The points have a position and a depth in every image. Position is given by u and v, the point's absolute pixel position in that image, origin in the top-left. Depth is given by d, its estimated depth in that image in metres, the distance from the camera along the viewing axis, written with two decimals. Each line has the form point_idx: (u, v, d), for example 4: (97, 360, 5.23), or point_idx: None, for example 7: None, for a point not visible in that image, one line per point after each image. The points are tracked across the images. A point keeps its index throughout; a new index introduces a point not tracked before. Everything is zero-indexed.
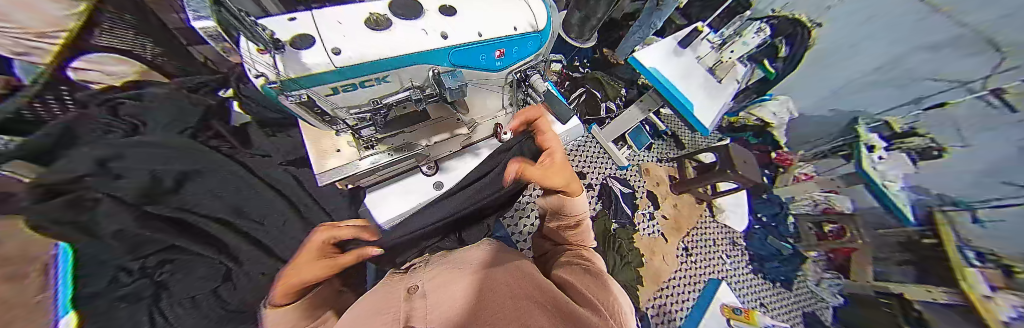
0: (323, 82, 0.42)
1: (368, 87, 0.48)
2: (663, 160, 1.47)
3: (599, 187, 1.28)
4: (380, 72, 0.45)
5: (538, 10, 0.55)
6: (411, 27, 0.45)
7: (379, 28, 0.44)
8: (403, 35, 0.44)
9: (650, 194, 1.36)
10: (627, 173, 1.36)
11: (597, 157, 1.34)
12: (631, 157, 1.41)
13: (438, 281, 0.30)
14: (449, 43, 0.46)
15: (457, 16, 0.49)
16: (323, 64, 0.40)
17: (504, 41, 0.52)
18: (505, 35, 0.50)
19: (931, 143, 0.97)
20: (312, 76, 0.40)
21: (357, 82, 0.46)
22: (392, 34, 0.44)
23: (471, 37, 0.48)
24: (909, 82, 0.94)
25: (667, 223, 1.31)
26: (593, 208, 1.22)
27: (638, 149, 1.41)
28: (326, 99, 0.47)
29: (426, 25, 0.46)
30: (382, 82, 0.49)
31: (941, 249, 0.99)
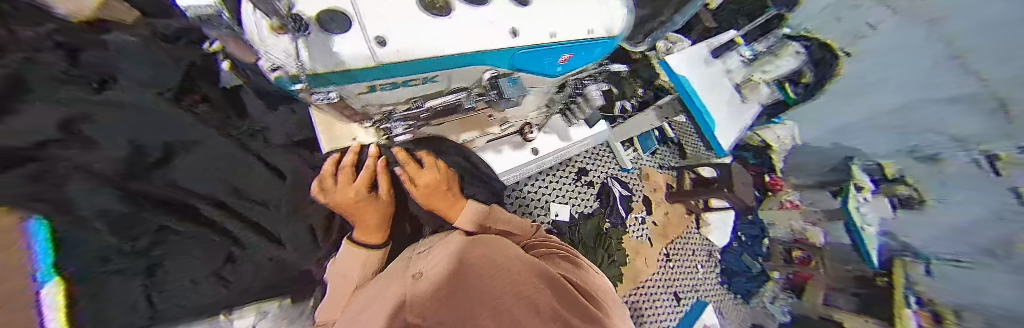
0: (358, 80, 0.34)
1: (411, 85, 0.43)
2: (664, 167, 1.48)
3: (600, 185, 1.29)
4: (433, 70, 0.39)
5: (612, 8, 0.49)
6: (478, 17, 0.37)
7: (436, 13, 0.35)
8: (469, 26, 0.36)
9: (646, 200, 1.40)
10: (628, 175, 1.38)
11: (603, 155, 1.34)
12: (635, 161, 1.41)
13: (439, 263, 0.30)
14: (517, 44, 0.40)
15: (529, 8, 0.41)
16: (366, 58, 0.30)
17: (574, 46, 0.46)
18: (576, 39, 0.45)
19: (914, 191, 0.99)
20: (348, 72, 0.32)
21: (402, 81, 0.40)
22: (456, 24, 0.36)
23: (543, 38, 0.42)
24: (915, 132, 0.87)
25: (656, 229, 1.37)
26: (591, 206, 1.25)
27: (643, 153, 1.41)
28: (357, 96, 0.41)
29: (495, 15, 0.38)
30: (429, 81, 0.43)
31: (890, 290, 1.14)
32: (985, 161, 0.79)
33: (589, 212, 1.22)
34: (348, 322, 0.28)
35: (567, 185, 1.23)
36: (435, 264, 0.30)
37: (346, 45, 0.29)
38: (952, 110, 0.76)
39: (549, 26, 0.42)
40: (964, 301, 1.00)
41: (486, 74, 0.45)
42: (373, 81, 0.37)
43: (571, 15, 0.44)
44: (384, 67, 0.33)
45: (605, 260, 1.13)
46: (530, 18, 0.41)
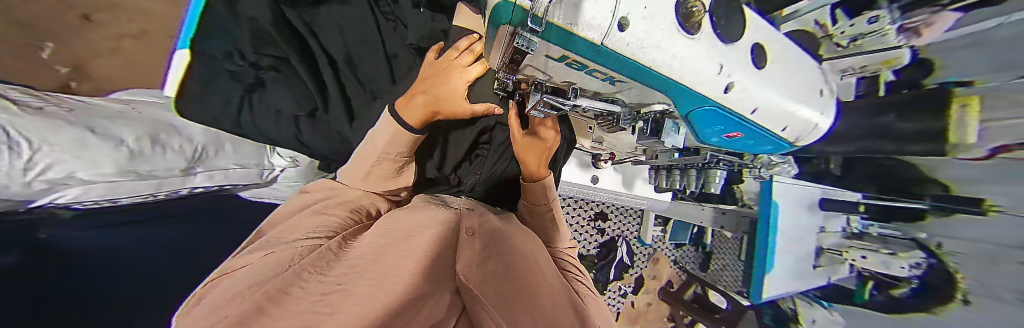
0: (561, 46, 0.19)
1: (585, 74, 0.24)
2: (678, 265, 1.35)
3: (609, 238, 1.24)
4: (627, 79, 0.22)
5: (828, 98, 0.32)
6: (729, 58, 0.21)
7: (695, 25, 0.19)
8: (715, 65, 0.20)
9: (639, 279, 1.32)
10: (640, 247, 1.30)
11: (628, 215, 1.27)
12: (655, 239, 1.31)
13: (483, 237, 0.31)
14: (747, 119, 0.25)
15: (774, 75, 0.24)
16: (619, 38, 0.17)
17: (770, 147, 0.31)
18: (788, 139, 0.29)
19: None
20: (572, 39, 0.17)
21: (584, 69, 0.22)
22: (705, 52, 0.20)
23: (772, 123, 0.26)
24: None
25: (630, 310, 1.30)
26: (588, 250, 1.21)
27: (669, 240, 1.28)
28: (501, 55, 0.24)
29: (744, 65, 0.22)
30: (604, 82, 0.25)
31: None
32: None
33: (582, 254, 1.19)
34: (382, 230, 0.30)
35: (581, 218, 1.19)
36: (483, 239, 0.30)
37: (600, 11, 0.16)
38: None
39: (791, 116, 0.26)
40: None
41: (660, 106, 0.29)
42: (549, 48, 0.20)
43: (811, 88, 0.27)
44: (600, 52, 0.18)
45: None
46: (787, 80, 0.25)
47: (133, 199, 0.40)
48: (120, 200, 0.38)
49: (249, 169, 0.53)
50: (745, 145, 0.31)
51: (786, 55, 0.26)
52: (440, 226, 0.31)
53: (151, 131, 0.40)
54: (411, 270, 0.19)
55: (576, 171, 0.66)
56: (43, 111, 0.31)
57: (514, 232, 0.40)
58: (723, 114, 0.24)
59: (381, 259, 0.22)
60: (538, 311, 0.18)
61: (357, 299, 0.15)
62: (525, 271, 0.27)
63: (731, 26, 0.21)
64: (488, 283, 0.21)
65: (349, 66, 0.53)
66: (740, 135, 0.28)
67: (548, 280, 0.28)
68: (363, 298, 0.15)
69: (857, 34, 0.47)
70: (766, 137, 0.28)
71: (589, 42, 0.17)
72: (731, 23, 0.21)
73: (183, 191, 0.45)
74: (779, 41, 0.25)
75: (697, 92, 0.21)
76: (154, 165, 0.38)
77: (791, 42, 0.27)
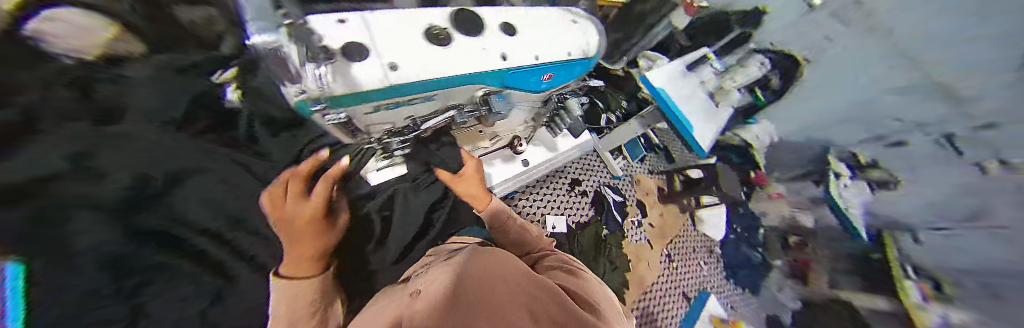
0: (373, 101, 0.35)
1: (414, 105, 0.43)
2: (654, 172, 1.55)
3: (594, 193, 1.33)
4: (432, 92, 0.40)
5: (591, 38, 0.58)
6: (472, 46, 0.41)
7: (438, 45, 0.38)
8: (463, 57, 0.39)
9: (640, 203, 1.43)
10: (620, 182, 1.43)
11: (593, 165, 1.40)
12: (625, 168, 1.47)
13: (439, 281, 0.29)
14: (509, 66, 0.44)
15: (515, 37, 0.46)
16: (378, 81, 0.32)
17: (555, 66, 0.52)
18: (558, 61, 0.51)
19: (889, 176, 0.89)
20: (362, 94, 0.32)
21: (408, 100, 0.40)
22: (452, 54, 0.39)
23: (530, 60, 0.46)
24: (876, 120, 0.84)
25: (654, 232, 1.38)
26: (587, 214, 1.26)
27: (632, 160, 1.47)
28: (364, 118, 0.40)
29: (486, 44, 0.43)
30: (428, 100, 0.43)
31: None
32: None
33: (585, 222, 1.23)
34: None
35: (562, 196, 1.26)
36: (435, 284, 0.29)
37: (368, 72, 0.32)
38: None
39: (535, 51, 0.48)
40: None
41: (479, 92, 0.47)
42: (368, 105, 0.36)
43: (545, 38, 0.50)
44: (394, 89, 0.35)
45: (606, 268, 1.13)
46: (508, 45, 0.45)
47: None
48: None
49: None
50: (527, 83, 0.51)
51: (513, 31, 0.47)
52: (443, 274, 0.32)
53: None
54: None
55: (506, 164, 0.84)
56: None
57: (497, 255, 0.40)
58: (494, 73, 0.43)
59: None
60: (468, 306, 0.19)
61: None
62: (478, 278, 0.27)
63: (464, 36, 0.42)
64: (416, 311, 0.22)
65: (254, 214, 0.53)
66: (518, 75, 0.47)
67: (511, 279, 0.27)
68: None
69: None
70: (533, 68, 0.47)
71: (380, 89, 0.33)
72: (444, 38, 0.39)
73: None
74: (492, 28, 0.45)
75: (466, 75, 0.40)
76: None
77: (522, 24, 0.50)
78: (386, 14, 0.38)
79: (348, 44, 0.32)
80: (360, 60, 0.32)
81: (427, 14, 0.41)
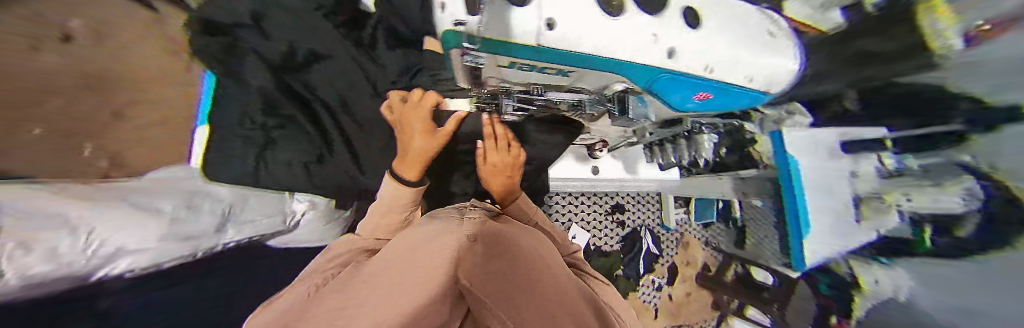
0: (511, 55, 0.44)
1: (544, 71, 0.50)
2: (711, 245, 1.30)
3: (631, 230, 1.19)
4: (566, 64, 0.44)
5: (786, 60, 0.44)
6: (641, 28, 0.39)
7: (614, 9, 0.38)
8: (626, 36, 0.39)
9: (673, 267, 1.26)
10: (666, 235, 1.25)
11: (647, 203, 1.23)
12: (681, 223, 1.27)
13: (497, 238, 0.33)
14: (666, 65, 0.41)
15: (698, 31, 0.41)
16: (528, 36, 0.39)
17: (716, 86, 0.45)
18: (725, 80, 0.43)
19: None
20: (509, 43, 0.41)
21: (540, 67, 0.47)
22: (621, 28, 0.38)
23: (695, 67, 0.42)
24: None
25: (670, 302, 1.23)
26: (612, 247, 1.16)
27: (694, 220, 1.26)
28: (498, 68, 0.52)
29: (660, 31, 0.39)
30: (558, 71, 0.49)
31: None
32: None
33: (608, 252, 1.14)
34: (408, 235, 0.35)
35: (598, 214, 1.16)
36: (495, 239, 0.32)
37: (527, 21, 0.38)
38: None
39: (709, 59, 0.42)
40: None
41: (617, 85, 0.52)
42: (501, 59, 0.46)
43: (729, 40, 0.42)
44: (537, 48, 0.41)
45: None
46: (684, 37, 0.40)
47: (172, 263, 0.40)
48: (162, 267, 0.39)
49: (274, 218, 0.61)
50: (672, 95, 0.47)
51: (699, 18, 0.42)
52: (505, 239, 0.33)
53: (186, 198, 0.44)
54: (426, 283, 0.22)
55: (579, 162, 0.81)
56: (105, 183, 0.34)
57: (535, 242, 0.38)
58: (646, 66, 0.41)
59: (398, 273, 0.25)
60: (543, 303, 0.22)
61: (372, 315, 0.18)
62: (534, 260, 0.30)
63: (645, 8, 0.39)
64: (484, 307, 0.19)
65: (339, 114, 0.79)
66: (676, 77, 0.43)
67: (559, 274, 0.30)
68: (378, 314, 0.18)
69: None
70: (694, 76, 0.43)
71: (525, 44, 0.40)
72: (616, 6, 0.38)
73: (220, 247, 0.49)
74: (676, 10, 0.40)
75: (618, 58, 0.41)
76: (191, 226, 0.43)
77: (710, 10, 0.42)
78: None
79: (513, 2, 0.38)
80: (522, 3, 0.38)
81: None
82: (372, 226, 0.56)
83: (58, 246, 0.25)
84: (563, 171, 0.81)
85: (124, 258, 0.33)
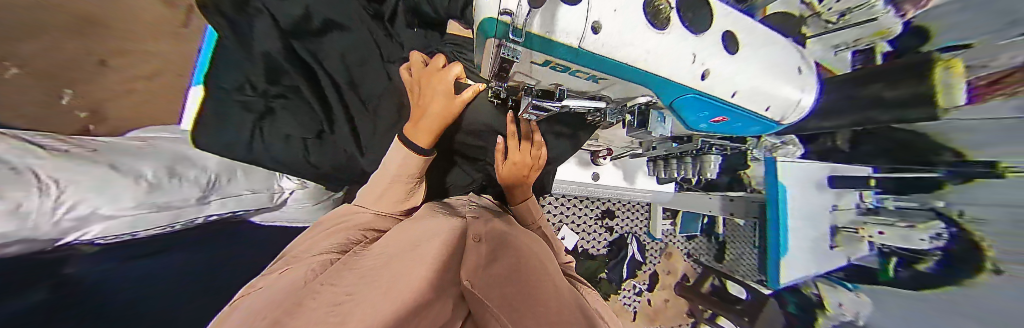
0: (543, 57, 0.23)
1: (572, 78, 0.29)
2: (692, 257, 1.34)
3: (618, 236, 1.22)
4: (608, 76, 0.26)
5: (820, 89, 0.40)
6: (690, 46, 0.25)
7: (663, 20, 0.23)
8: (681, 55, 0.24)
9: (654, 274, 1.30)
10: (651, 243, 1.28)
11: (637, 211, 1.26)
12: (666, 234, 1.30)
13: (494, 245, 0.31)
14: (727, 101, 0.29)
15: (743, 56, 0.29)
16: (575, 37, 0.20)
17: (761, 125, 0.36)
18: (775, 119, 0.34)
19: None
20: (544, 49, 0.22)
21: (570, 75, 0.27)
22: (671, 48, 0.23)
23: (753, 106, 0.31)
24: None
25: (648, 307, 1.28)
26: (599, 250, 1.19)
27: (680, 233, 1.29)
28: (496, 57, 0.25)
29: (717, 54, 0.26)
30: (590, 80, 0.30)
31: None
32: None
33: (594, 254, 1.17)
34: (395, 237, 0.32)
35: (588, 217, 1.17)
36: (491, 246, 0.30)
37: (573, 20, 0.19)
38: None
39: (771, 98, 0.31)
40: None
41: (643, 98, 0.34)
42: (534, 55, 0.24)
43: (785, 69, 0.32)
44: (579, 54, 0.22)
45: None
46: (741, 70, 0.28)
47: (150, 231, 0.46)
48: (139, 233, 0.43)
49: (259, 194, 0.61)
50: (713, 125, 0.36)
51: (750, 36, 0.30)
52: (501, 246, 0.30)
53: (169, 164, 0.47)
54: (419, 278, 0.19)
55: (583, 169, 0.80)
56: (70, 153, 0.35)
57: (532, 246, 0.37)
58: (703, 99, 0.29)
59: (385, 271, 0.22)
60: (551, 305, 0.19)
61: (365, 306, 0.15)
62: (533, 266, 0.28)
63: (696, 19, 0.25)
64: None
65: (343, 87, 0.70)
66: (725, 118, 0.34)
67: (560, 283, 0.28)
68: (370, 305, 0.15)
69: (843, 10, 0.55)
70: (749, 116, 0.33)
71: (568, 47, 0.21)
72: (661, 12, 0.23)
73: (202, 219, 0.53)
74: (716, 31, 0.27)
75: (674, 81, 0.26)
76: (172, 196, 0.45)
77: (755, 22, 0.31)
78: None
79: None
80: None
81: None
82: (373, 197, 0.47)
83: (25, 205, 0.27)
84: (566, 176, 0.80)
85: (97, 225, 0.35)
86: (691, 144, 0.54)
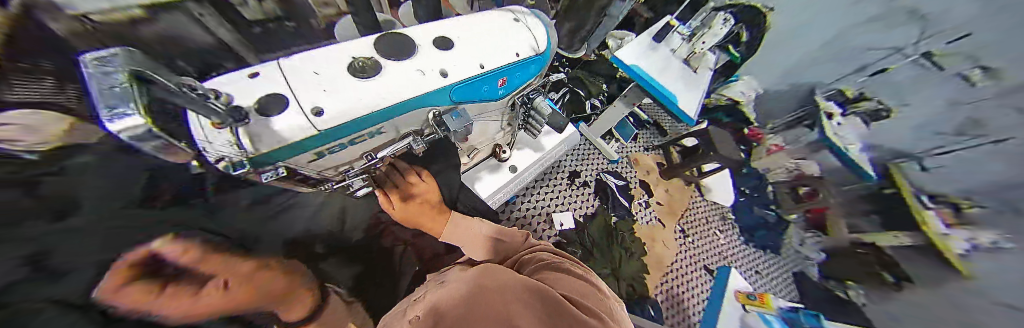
0: (302, 151, 0.38)
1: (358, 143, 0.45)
2: (650, 149, 1.54)
3: (595, 183, 1.31)
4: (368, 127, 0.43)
5: (537, 33, 0.58)
6: (404, 69, 0.44)
7: (365, 71, 0.41)
8: (396, 81, 0.42)
9: (643, 183, 1.42)
10: (618, 165, 1.42)
11: (589, 154, 1.39)
12: (620, 150, 1.48)
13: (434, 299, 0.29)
14: (450, 81, 0.46)
15: (452, 50, 0.48)
16: (304, 129, 0.35)
17: (506, 70, 0.53)
18: (505, 64, 0.52)
19: (880, 105, 1.02)
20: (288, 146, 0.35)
21: (347, 141, 0.42)
22: (383, 82, 0.41)
23: (473, 70, 0.48)
24: (851, 55, 0.99)
25: (662, 208, 1.37)
26: (593, 205, 1.25)
27: (626, 141, 1.48)
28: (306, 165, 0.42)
29: (422, 65, 0.45)
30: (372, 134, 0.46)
31: (902, 197, 1.08)
32: (923, 59, 0.85)
33: (593, 212, 1.22)
34: None
35: (564, 191, 1.24)
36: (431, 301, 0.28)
37: (287, 121, 0.35)
38: (869, 28, 0.91)
39: (478, 60, 0.49)
40: (963, 189, 0.92)
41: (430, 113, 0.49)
42: (303, 156, 0.39)
43: (483, 41, 0.52)
44: (321, 133, 0.37)
45: (623, 255, 1.12)
46: (445, 61, 0.47)
47: None
48: None
49: None
50: (479, 92, 0.53)
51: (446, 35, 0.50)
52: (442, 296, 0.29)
53: None
54: None
55: (495, 174, 0.86)
56: None
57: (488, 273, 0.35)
58: (435, 91, 0.45)
59: None
60: None
61: None
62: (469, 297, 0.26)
63: (395, 53, 0.44)
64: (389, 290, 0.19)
65: None
66: (475, 84, 0.51)
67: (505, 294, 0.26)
68: None
69: None
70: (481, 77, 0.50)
71: (305, 137, 0.36)
72: (362, 67, 0.41)
73: None
74: (415, 53, 0.46)
75: (404, 99, 0.42)
76: None
77: (450, 25, 0.52)
78: (314, 57, 0.41)
79: (260, 99, 0.34)
80: (276, 109, 0.34)
81: (353, 47, 0.43)
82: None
83: None
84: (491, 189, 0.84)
85: None
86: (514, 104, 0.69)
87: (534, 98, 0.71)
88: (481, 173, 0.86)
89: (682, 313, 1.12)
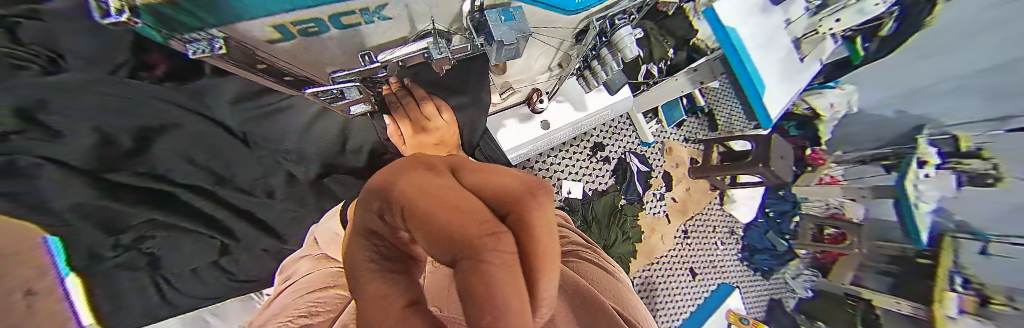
0: (252, 16, 0.24)
1: (345, 23, 0.30)
2: (689, 141, 1.35)
3: (617, 161, 1.21)
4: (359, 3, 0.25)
5: None
6: None
7: None
8: None
9: (666, 175, 1.31)
10: (649, 150, 1.28)
11: (622, 129, 1.23)
12: (658, 133, 1.30)
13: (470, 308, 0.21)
14: None
15: None
16: None
17: None
18: None
19: (991, 169, 0.98)
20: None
21: (325, 18, 0.27)
22: None
23: None
24: (1010, 95, 0.89)
25: (675, 205, 1.31)
26: (606, 183, 1.19)
27: (667, 125, 1.29)
28: (270, 39, 0.30)
29: None
30: (373, 15, 0.29)
31: (933, 270, 1.10)
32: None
33: (604, 190, 1.17)
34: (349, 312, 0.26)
35: (582, 160, 1.16)
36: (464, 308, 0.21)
37: None
38: None
39: None
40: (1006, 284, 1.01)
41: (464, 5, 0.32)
42: (255, 23, 0.26)
43: None
44: None
45: (619, 238, 1.13)
46: None
47: None
48: None
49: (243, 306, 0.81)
50: None
51: None
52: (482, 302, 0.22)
53: None
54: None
55: (520, 124, 0.76)
56: None
57: None
58: None
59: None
60: None
61: None
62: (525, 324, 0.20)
63: None
64: (487, 203, 0.11)
65: (222, 183, 0.66)
66: None
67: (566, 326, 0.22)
68: None
69: None
70: None
71: None
72: None
73: None
74: None
75: None
76: None
77: None
78: None
79: None
80: None
81: None
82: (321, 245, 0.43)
83: None
84: (517, 138, 0.76)
85: None
86: (586, 36, 0.50)
87: (615, 25, 0.50)
88: (507, 120, 0.76)
89: (651, 297, 1.20)
